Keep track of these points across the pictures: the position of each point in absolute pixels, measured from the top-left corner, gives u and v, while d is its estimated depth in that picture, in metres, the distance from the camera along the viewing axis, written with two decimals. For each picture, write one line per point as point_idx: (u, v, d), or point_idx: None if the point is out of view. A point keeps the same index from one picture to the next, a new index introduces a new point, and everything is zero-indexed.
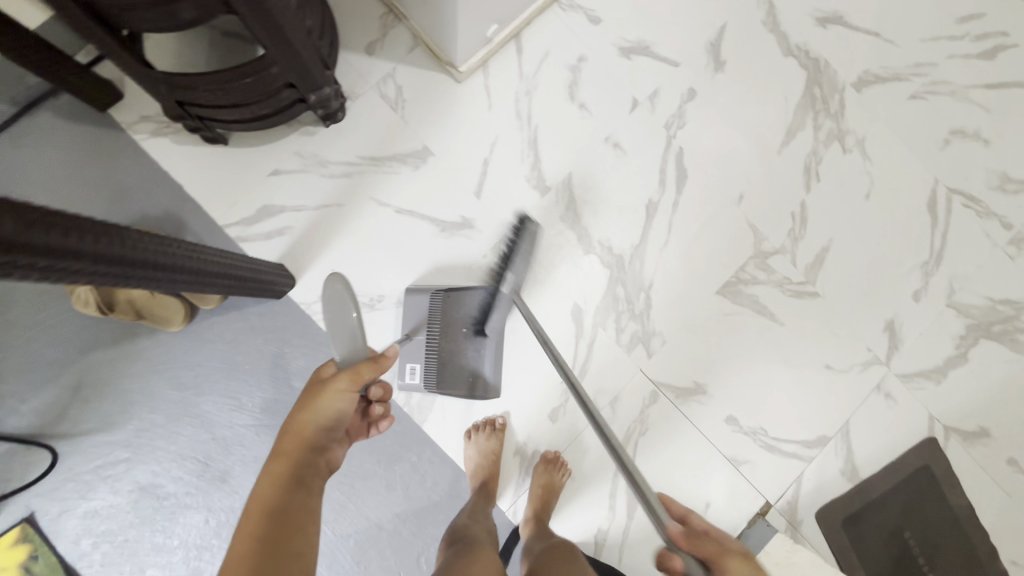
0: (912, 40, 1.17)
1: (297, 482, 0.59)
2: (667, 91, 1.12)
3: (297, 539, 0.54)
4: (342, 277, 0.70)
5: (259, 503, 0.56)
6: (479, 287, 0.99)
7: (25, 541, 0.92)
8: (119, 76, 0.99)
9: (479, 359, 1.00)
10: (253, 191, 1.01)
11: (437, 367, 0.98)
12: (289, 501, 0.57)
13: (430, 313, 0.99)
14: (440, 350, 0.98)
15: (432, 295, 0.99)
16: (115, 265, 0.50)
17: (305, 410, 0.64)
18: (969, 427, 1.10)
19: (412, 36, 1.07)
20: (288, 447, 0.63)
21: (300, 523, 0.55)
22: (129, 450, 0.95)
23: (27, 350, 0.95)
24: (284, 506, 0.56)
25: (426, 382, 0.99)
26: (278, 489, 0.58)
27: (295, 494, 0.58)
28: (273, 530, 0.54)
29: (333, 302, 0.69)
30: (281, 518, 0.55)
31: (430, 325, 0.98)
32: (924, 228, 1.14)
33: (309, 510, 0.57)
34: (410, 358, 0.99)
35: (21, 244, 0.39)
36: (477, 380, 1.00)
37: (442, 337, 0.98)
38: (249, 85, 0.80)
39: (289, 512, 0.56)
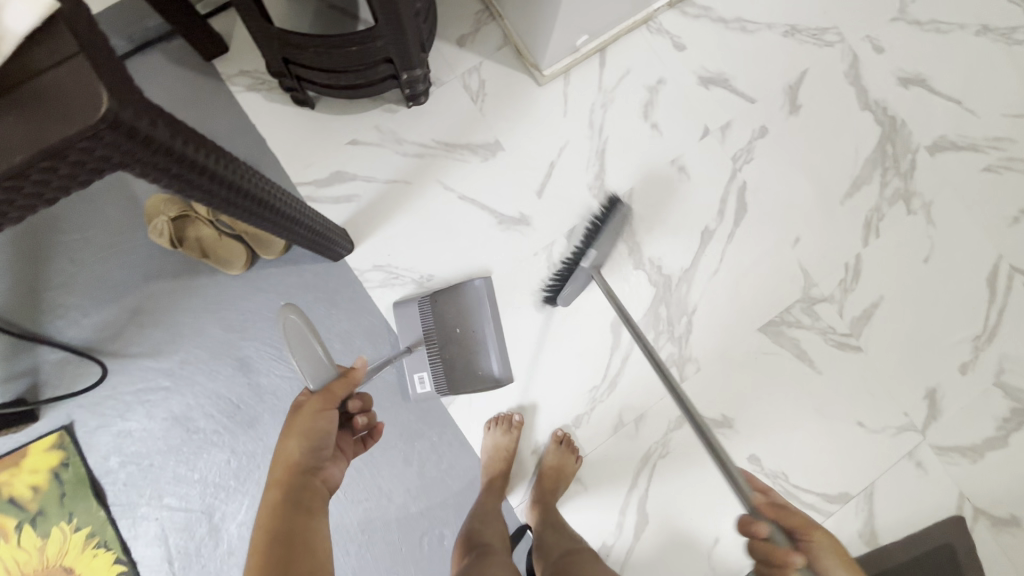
0: (993, 113, 1.16)
1: (295, 507, 0.63)
2: (739, 125, 1.13)
3: (307, 559, 0.59)
4: (293, 308, 0.65)
5: (262, 534, 0.60)
6: (470, 283, 1.02)
7: (60, 447, 0.96)
8: (229, 32, 1.06)
9: (485, 358, 1.01)
10: (328, 156, 1.06)
11: (445, 371, 1.00)
12: (291, 525, 0.61)
13: (425, 322, 1.01)
14: (442, 356, 1.01)
15: (420, 302, 1.02)
16: (225, 189, 0.54)
17: (289, 437, 0.68)
18: (1000, 513, 1.06)
19: (503, 35, 1.12)
20: (279, 476, 0.66)
21: (304, 544, 0.60)
22: (171, 379, 0.99)
23: (98, 268, 1.00)
24: (289, 530, 0.61)
25: (438, 388, 1.01)
26: (277, 518, 0.62)
27: (297, 518, 0.62)
28: (283, 554, 0.58)
29: (295, 336, 0.66)
30: (286, 544, 0.59)
31: (427, 335, 1.01)
32: (980, 302, 1.12)
33: (310, 533, 0.61)
34: (417, 368, 1.02)
35: (167, 148, 0.43)
36: (486, 377, 1.01)
37: (442, 344, 1.00)
38: (351, 54, 0.85)
39: (292, 536, 0.60)
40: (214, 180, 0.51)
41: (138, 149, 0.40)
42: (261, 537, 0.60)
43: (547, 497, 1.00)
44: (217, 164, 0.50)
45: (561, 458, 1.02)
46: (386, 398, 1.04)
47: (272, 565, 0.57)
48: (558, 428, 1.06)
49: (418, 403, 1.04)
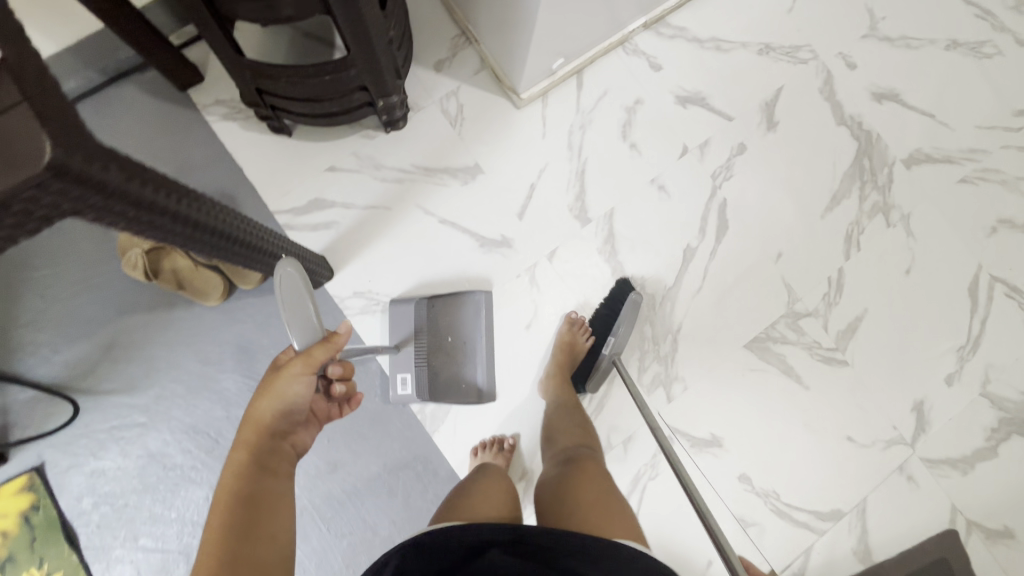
0: (966, 125, 1.18)
1: (262, 470, 0.60)
2: (717, 143, 1.14)
3: (270, 523, 0.56)
4: (294, 264, 0.63)
5: (224, 494, 0.56)
6: (468, 293, 1.02)
7: (30, 489, 0.93)
8: (204, 61, 1.05)
9: (471, 367, 1.01)
10: (306, 183, 1.05)
11: (429, 376, 1.00)
12: (255, 487, 0.58)
13: (418, 324, 1.01)
14: (429, 360, 1.00)
15: (416, 303, 1.02)
16: (189, 228, 0.52)
17: (262, 397, 0.63)
18: (992, 524, 1.06)
19: (480, 59, 1.12)
20: (247, 437, 0.62)
21: (268, 508, 0.57)
22: (146, 415, 0.96)
23: (70, 304, 0.98)
24: (254, 493, 0.57)
25: (419, 393, 1.00)
26: (242, 480, 0.58)
27: (262, 481, 0.59)
28: (245, 516, 0.55)
29: (289, 290, 0.63)
30: (252, 506, 0.56)
31: (418, 337, 1.01)
32: (963, 312, 1.12)
33: (276, 496, 0.58)
34: (400, 368, 1.00)
35: (122, 192, 0.42)
36: (469, 388, 1.01)
37: (430, 347, 1.00)
38: (326, 83, 0.85)
39: (259, 498, 0.57)
40: (176, 220, 0.50)
41: (90, 195, 0.39)
42: (221, 498, 0.56)
43: (562, 376, 1.00)
44: (179, 204, 0.49)
45: (572, 336, 1.03)
46: (368, 426, 1.02)
47: (232, 526, 0.53)
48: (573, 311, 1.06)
49: (402, 432, 1.02)
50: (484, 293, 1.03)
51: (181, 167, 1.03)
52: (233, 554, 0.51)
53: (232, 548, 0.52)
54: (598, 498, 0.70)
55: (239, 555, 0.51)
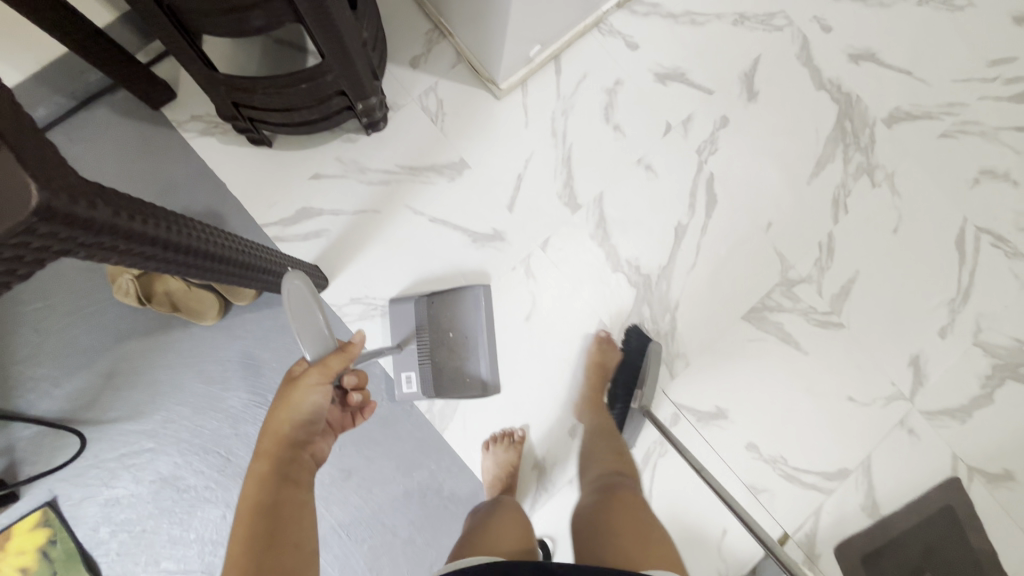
0: (943, 80, 1.19)
1: (283, 479, 0.61)
2: (700, 118, 1.14)
3: (294, 532, 0.57)
4: (300, 273, 0.65)
5: (248, 504, 0.57)
6: (468, 288, 1.02)
7: (46, 524, 0.93)
8: (175, 77, 1.03)
9: (474, 360, 1.01)
10: (292, 193, 1.04)
11: (433, 372, 1.00)
12: (277, 497, 0.59)
13: (419, 321, 1.01)
14: (433, 356, 1.01)
15: (416, 300, 1.02)
16: (182, 254, 0.52)
17: (280, 408, 0.65)
18: (992, 469, 1.09)
19: (455, 52, 1.10)
20: (267, 448, 0.63)
21: (292, 517, 0.58)
22: (154, 440, 0.96)
23: (65, 335, 0.97)
24: (276, 501, 0.58)
25: (425, 390, 1.00)
26: (265, 489, 0.59)
27: (284, 490, 0.60)
28: (268, 525, 0.56)
29: (298, 305, 0.65)
30: (274, 516, 0.57)
31: (420, 334, 1.01)
32: (952, 265, 1.14)
33: (297, 504, 0.60)
34: (404, 367, 1.01)
35: (111, 228, 0.41)
36: (474, 381, 1.01)
37: (432, 344, 1.01)
38: (303, 91, 0.83)
39: (280, 508, 0.58)
40: (168, 249, 0.49)
41: (79, 235, 0.39)
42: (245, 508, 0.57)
43: (597, 394, 1.03)
44: (169, 232, 0.49)
45: (603, 353, 1.05)
46: (379, 431, 1.02)
47: (256, 537, 0.55)
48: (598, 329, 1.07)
49: (412, 433, 1.03)
50: (483, 287, 1.02)
51: (163, 187, 1.01)
52: (260, 564, 0.53)
53: (258, 558, 0.53)
54: (646, 520, 0.73)
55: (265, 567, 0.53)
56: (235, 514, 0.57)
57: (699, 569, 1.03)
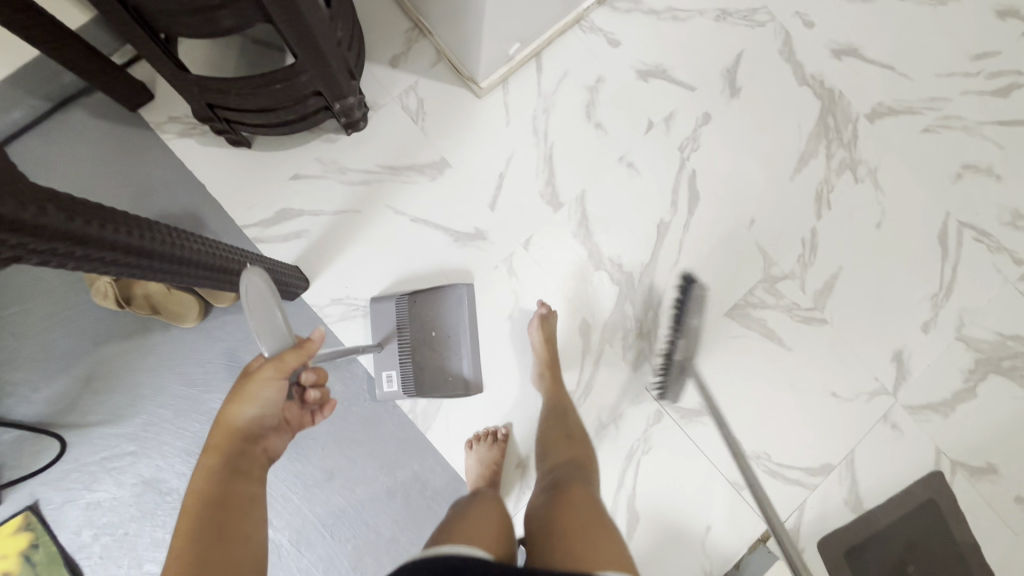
0: (925, 75, 1.18)
1: (234, 472, 0.62)
2: (682, 114, 1.14)
3: (243, 523, 0.58)
4: (260, 273, 0.61)
5: (196, 498, 0.59)
6: (451, 286, 1.01)
7: (27, 528, 0.93)
8: (153, 78, 1.02)
9: (456, 360, 1.01)
10: (272, 194, 1.03)
11: (414, 372, 1.00)
12: (226, 490, 0.60)
13: (400, 321, 1.01)
14: (414, 356, 1.00)
15: (397, 299, 1.01)
16: (145, 258, 0.52)
17: (234, 403, 0.65)
18: (975, 462, 1.09)
19: (436, 51, 1.10)
20: (218, 444, 0.64)
21: (240, 508, 0.59)
22: (136, 443, 0.96)
23: (44, 339, 0.96)
24: (225, 494, 0.60)
25: (405, 389, 1.00)
26: (214, 482, 0.60)
27: (234, 483, 0.61)
28: (216, 518, 0.57)
29: (256, 299, 0.61)
30: (222, 507, 0.58)
31: (400, 334, 1.00)
32: (935, 260, 1.14)
33: (247, 496, 0.61)
34: (385, 366, 1.01)
35: (64, 232, 0.41)
36: (456, 380, 1.01)
37: (414, 343, 1.00)
38: (279, 91, 0.83)
39: (228, 500, 0.59)
40: (128, 252, 0.49)
41: (29, 240, 0.38)
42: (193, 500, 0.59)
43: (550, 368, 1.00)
44: (129, 236, 0.48)
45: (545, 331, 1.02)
46: (361, 431, 1.02)
47: (203, 528, 0.56)
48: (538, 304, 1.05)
49: (395, 433, 1.03)
50: (464, 285, 1.01)
51: (142, 189, 1.01)
52: (205, 554, 0.54)
53: (204, 551, 0.54)
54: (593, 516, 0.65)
55: (211, 558, 0.54)
56: (183, 508, 0.59)
57: (683, 565, 1.04)
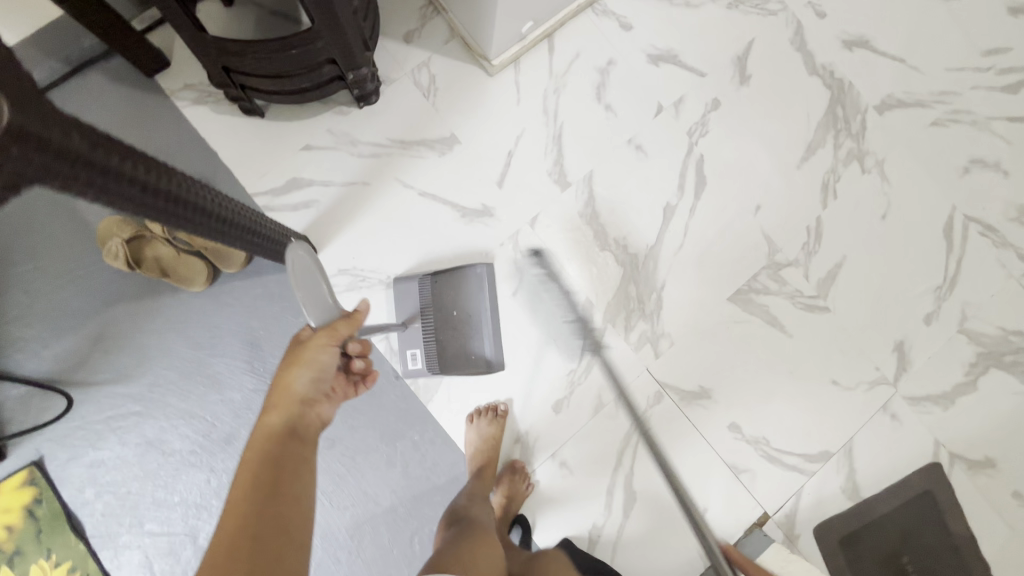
0: (936, 69, 1.19)
1: (290, 433, 0.64)
2: (692, 99, 1.14)
3: (295, 484, 0.60)
4: (303, 245, 0.70)
5: (255, 455, 0.61)
6: (473, 269, 1.03)
7: (31, 483, 0.94)
8: (170, 46, 1.04)
9: (478, 339, 1.03)
10: (283, 163, 1.05)
11: (438, 351, 1.02)
12: (282, 449, 0.62)
13: (423, 300, 1.02)
14: (437, 335, 1.02)
15: (421, 280, 1.03)
16: (168, 202, 0.52)
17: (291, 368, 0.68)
18: (974, 456, 1.10)
19: (449, 29, 1.11)
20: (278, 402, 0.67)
21: (293, 468, 0.61)
22: (141, 403, 0.97)
23: (54, 298, 0.98)
24: (280, 453, 0.62)
25: (430, 367, 1.02)
26: (272, 441, 0.63)
27: (288, 443, 0.63)
28: (271, 475, 0.59)
29: (303, 273, 0.69)
30: (277, 465, 0.60)
31: (424, 314, 1.02)
32: (939, 253, 1.15)
33: (301, 456, 0.63)
34: (409, 345, 1.02)
35: (86, 160, 0.42)
36: (478, 359, 1.03)
37: (437, 323, 1.02)
38: (294, 57, 0.84)
39: (283, 459, 0.61)
40: (150, 193, 0.50)
41: (53, 163, 0.39)
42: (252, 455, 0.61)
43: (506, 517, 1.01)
44: (149, 175, 0.49)
45: (514, 486, 1.02)
46: (363, 401, 1.03)
47: (258, 482, 0.58)
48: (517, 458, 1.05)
49: (397, 404, 1.04)
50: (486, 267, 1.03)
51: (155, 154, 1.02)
52: (259, 510, 0.56)
53: (258, 504, 0.56)
54: None
55: (266, 512, 0.56)
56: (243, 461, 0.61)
57: (678, 546, 1.04)
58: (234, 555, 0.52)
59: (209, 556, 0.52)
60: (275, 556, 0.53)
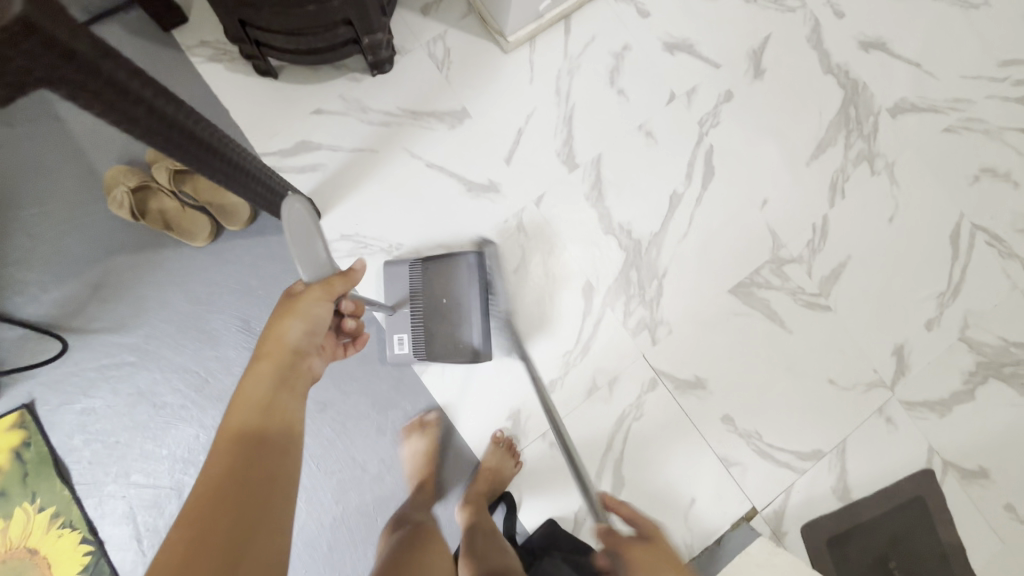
0: (951, 75, 1.18)
1: (282, 381, 0.65)
2: (705, 90, 1.14)
3: (285, 433, 0.62)
4: (302, 199, 0.67)
5: (246, 400, 0.62)
6: (463, 256, 0.99)
7: (21, 426, 0.94)
8: (189, 2, 1.04)
9: (466, 327, 0.98)
10: (294, 126, 1.05)
11: (425, 336, 0.99)
12: (274, 397, 0.63)
13: (412, 285, 1.00)
14: (425, 320, 0.99)
15: (410, 264, 1.01)
16: (173, 129, 0.52)
17: (285, 318, 0.68)
18: (967, 465, 1.09)
19: (467, 4, 1.11)
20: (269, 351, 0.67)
21: (284, 418, 0.63)
22: (136, 354, 0.97)
23: (57, 244, 0.98)
24: (272, 401, 0.63)
25: (416, 352, 0.99)
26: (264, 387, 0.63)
27: (281, 391, 0.64)
28: (262, 422, 0.61)
29: (298, 227, 0.67)
30: (269, 412, 0.62)
31: (412, 299, 1.00)
32: (944, 259, 1.14)
33: (292, 406, 0.64)
34: (396, 329, 1.01)
35: (94, 69, 0.42)
36: (465, 348, 0.97)
37: (425, 309, 0.98)
38: (311, 13, 0.84)
39: (275, 407, 0.63)
40: (155, 116, 0.50)
41: (58, 63, 0.39)
42: (242, 401, 0.62)
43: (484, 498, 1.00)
44: (157, 98, 0.49)
45: (499, 460, 1.00)
46: (357, 368, 1.03)
47: (250, 428, 0.60)
48: (496, 430, 1.03)
49: (391, 373, 1.03)
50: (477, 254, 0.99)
51: None
52: (248, 458, 0.57)
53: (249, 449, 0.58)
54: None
55: (256, 457, 0.58)
56: (233, 404, 0.62)
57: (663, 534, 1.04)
58: (222, 496, 0.54)
59: (199, 493, 0.54)
60: (264, 501, 0.55)
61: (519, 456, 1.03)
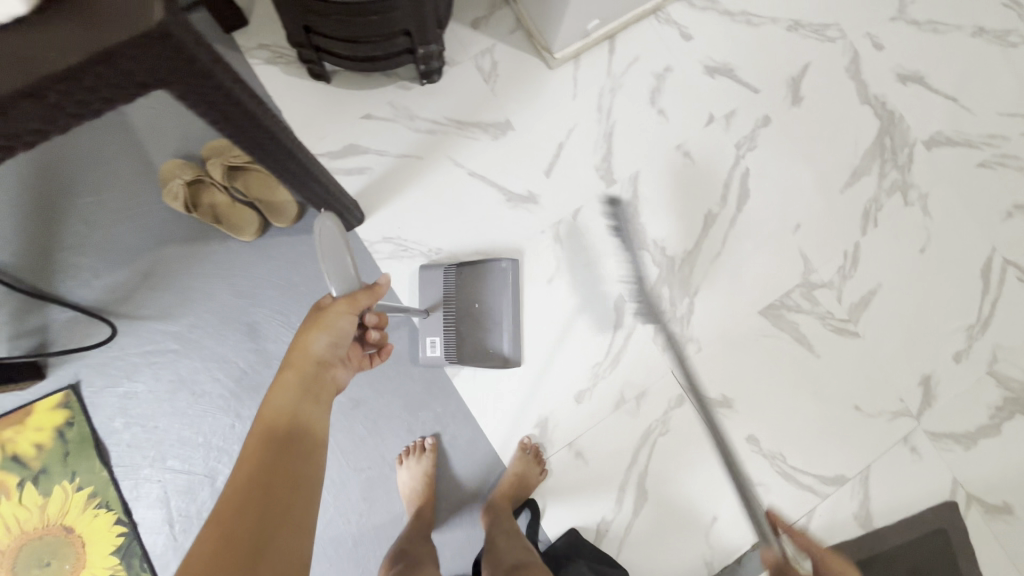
0: (988, 112, 1.20)
1: (306, 390, 0.67)
2: (743, 113, 1.17)
3: (308, 438, 0.64)
4: (332, 217, 0.69)
5: (272, 408, 0.64)
6: (496, 266, 1.05)
7: (65, 406, 0.97)
8: (250, 6, 1.08)
9: (497, 335, 1.04)
10: (343, 129, 1.08)
11: (456, 340, 1.03)
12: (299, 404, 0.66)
13: (447, 289, 1.04)
14: (457, 325, 1.03)
15: (447, 270, 1.04)
16: (256, 127, 0.60)
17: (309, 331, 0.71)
18: (992, 500, 1.08)
19: (516, 20, 1.14)
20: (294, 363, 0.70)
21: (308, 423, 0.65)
22: (179, 342, 1.00)
23: (110, 231, 1.01)
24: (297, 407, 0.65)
25: (448, 355, 1.02)
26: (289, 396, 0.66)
27: (305, 399, 0.66)
28: (287, 427, 0.63)
29: (330, 245, 0.69)
30: (293, 418, 0.64)
31: (446, 303, 1.03)
32: (974, 292, 1.15)
33: (315, 412, 0.66)
34: (429, 332, 1.03)
35: (207, 72, 0.50)
36: (495, 354, 1.04)
37: (458, 314, 1.03)
38: (373, 23, 0.86)
39: (298, 413, 0.65)
40: (245, 115, 0.57)
41: (180, 65, 0.47)
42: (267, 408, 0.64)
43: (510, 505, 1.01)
44: (251, 101, 0.57)
45: (525, 465, 1.02)
46: (391, 368, 1.05)
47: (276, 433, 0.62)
48: (524, 437, 1.05)
49: (423, 375, 1.05)
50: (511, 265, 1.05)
51: None
52: (272, 460, 0.59)
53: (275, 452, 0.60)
54: None
55: (280, 460, 0.60)
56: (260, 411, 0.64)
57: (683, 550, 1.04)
58: (249, 495, 0.56)
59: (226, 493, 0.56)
60: (286, 500, 0.57)
61: (546, 465, 1.05)
